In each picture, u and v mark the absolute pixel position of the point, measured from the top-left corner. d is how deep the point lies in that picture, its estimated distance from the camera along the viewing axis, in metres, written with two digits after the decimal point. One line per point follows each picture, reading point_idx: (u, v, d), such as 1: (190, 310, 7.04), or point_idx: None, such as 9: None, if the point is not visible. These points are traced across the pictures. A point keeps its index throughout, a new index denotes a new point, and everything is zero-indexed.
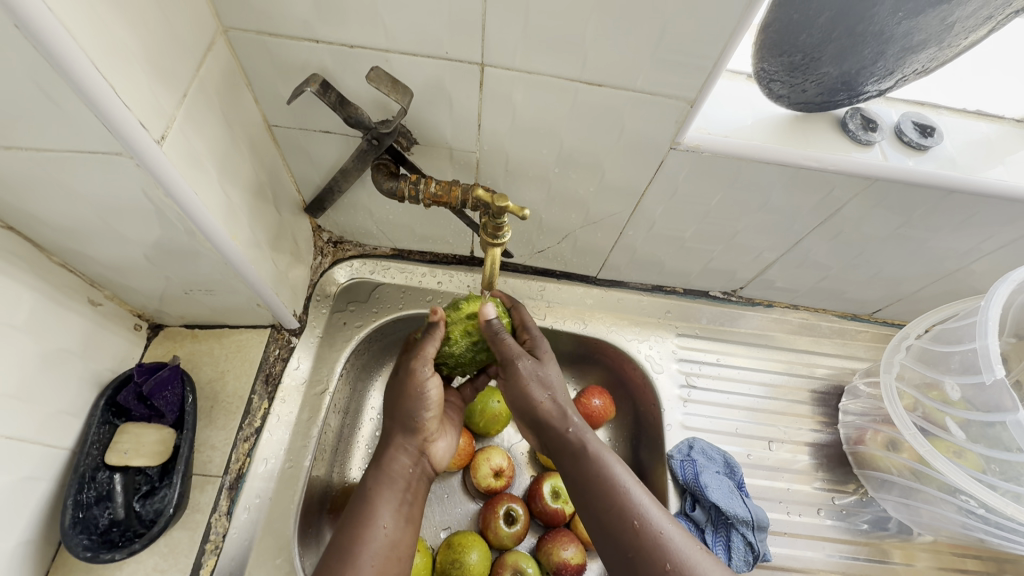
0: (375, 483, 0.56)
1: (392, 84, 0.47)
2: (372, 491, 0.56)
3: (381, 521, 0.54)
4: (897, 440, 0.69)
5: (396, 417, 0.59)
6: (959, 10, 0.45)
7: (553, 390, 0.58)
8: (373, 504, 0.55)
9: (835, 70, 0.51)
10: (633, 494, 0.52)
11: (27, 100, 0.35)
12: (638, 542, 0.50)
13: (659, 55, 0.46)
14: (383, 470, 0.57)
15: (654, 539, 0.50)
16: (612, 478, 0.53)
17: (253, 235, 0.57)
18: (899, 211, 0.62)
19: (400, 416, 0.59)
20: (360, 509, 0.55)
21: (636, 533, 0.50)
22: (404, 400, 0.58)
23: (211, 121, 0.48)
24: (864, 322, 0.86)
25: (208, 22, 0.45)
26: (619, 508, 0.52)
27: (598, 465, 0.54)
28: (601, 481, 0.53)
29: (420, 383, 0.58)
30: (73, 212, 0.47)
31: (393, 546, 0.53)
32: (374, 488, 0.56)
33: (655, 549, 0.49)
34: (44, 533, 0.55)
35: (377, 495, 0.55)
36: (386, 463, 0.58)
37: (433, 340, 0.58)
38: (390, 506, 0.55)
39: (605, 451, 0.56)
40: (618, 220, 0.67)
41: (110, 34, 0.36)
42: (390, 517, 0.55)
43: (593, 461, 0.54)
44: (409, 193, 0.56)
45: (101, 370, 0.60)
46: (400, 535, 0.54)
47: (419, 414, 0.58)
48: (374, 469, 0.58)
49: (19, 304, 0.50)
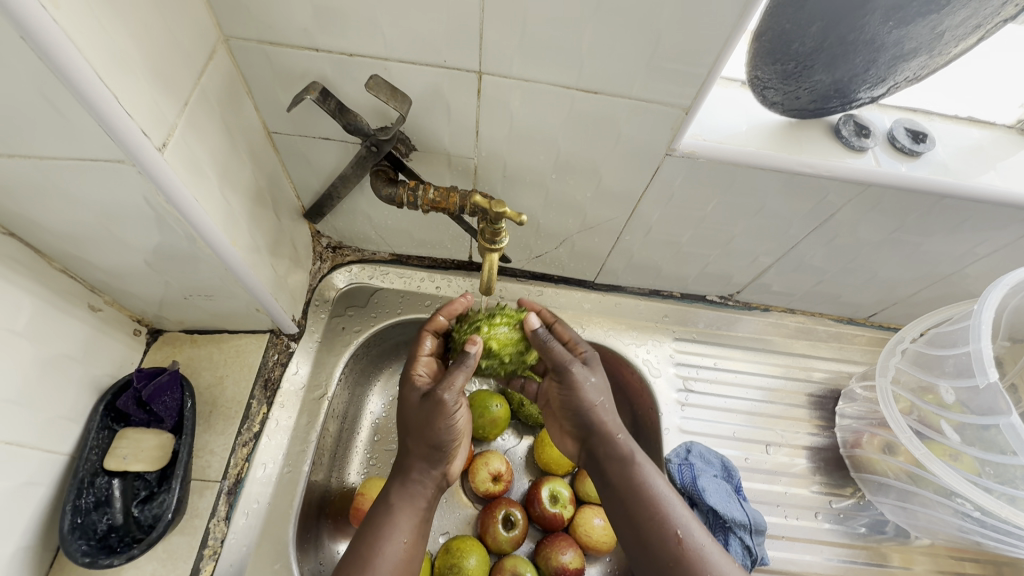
0: (398, 498, 0.56)
1: (391, 92, 0.47)
2: (395, 506, 0.56)
3: (402, 536, 0.54)
4: (893, 444, 0.70)
5: (420, 442, 0.58)
6: (949, 19, 0.45)
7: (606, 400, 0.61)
8: (395, 520, 0.55)
9: (828, 78, 0.52)
10: (674, 508, 0.54)
11: (30, 109, 0.36)
12: (679, 553, 0.51)
13: (654, 64, 0.47)
14: (407, 488, 0.57)
15: (694, 551, 0.51)
16: (653, 489, 0.55)
17: (253, 240, 0.58)
18: (893, 216, 0.62)
19: (425, 440, 0.57)
20: (380, 522, 0.54)
21: (676, 544, 0.51)
22: (434, 427, 0.57)
23: (212, 129, 0.48)
24: (859, 325, 0.86)
25: (210, 32, 0.46)
26: (661, 518, 0.53)
27: (642, 474, 0.56)
28: (642, 492, 0.55)
29: (449, 412, 0.57)
30: (75, 218, 0.47)
31: (411, 561, 0.54)
32: (398, 503, 0.56)
33: (693, 558, 0.50)
34: (43, 538, 0.55)
35: (399, 513, 0.55)
36: (410, 481, 0.57)
37: (466, 368, 0.57)
38: (411, 522, 0.55)
39: (648, 465, 0.58)
40: (615, 225, 0.68)
41: (114, 46, 0.36)
42: (410, 533, 0.55)
43: (637, 470, 0.56)
44: (408, 198, 0.57)
45: (100, 375, 0.60)
46: (417, 551, 0.55)
47: (444, 436, 0.58)
48: (397, 484, 0.58)
49: (19, 310, 0.50)
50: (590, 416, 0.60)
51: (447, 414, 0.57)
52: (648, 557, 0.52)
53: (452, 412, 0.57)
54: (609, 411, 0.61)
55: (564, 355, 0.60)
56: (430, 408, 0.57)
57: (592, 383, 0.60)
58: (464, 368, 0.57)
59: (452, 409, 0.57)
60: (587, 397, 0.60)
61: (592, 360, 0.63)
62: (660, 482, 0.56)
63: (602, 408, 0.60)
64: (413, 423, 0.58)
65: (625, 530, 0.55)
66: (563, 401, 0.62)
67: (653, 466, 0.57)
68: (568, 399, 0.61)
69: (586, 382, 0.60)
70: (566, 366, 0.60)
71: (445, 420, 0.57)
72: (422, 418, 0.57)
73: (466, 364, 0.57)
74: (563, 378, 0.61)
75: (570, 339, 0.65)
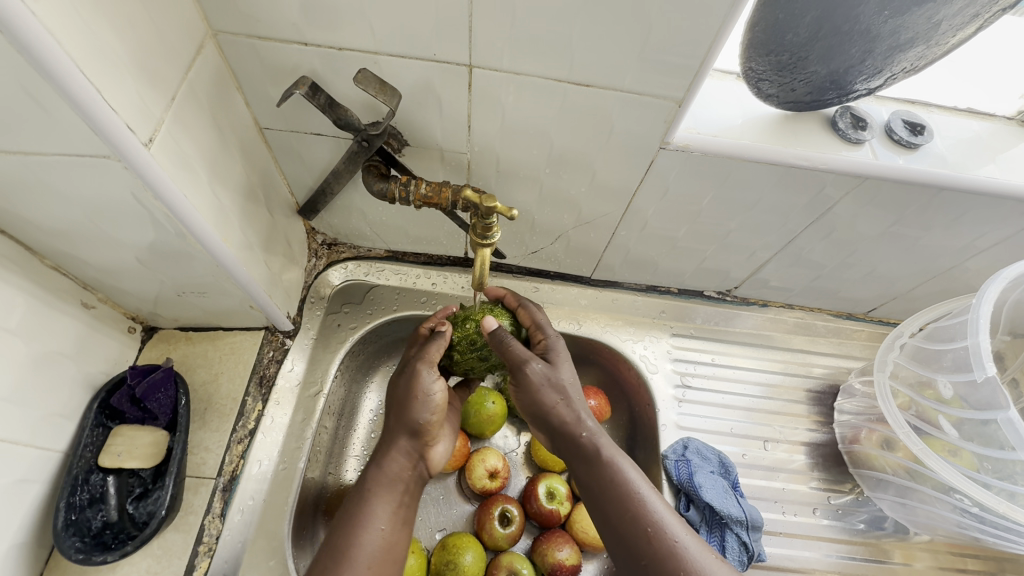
0: (375, 481, 0.56)
1: (380, 86, 0.47)
2: (370, 492, 0.55)
3: (378, 523, 0.53)
4: (892, 440, 0.69)
5: (401, 420, 0.59)
6: (945, 8, 0.45)
7: (572, 397, 0.57)
8: (370, 506, 0.54)
9: (823, 69, 0.51)
10: (649, 503, 0.51)
11: (15, 105, 0.36)
12: (654, 552, 0.49)
13: (646, 56, 0.46)
14: (384, 473, 0.57)
15: (669, 547, 0.49)
16: (626, 485, 0.53)
17: (245, 236, 0.58)
18: (890, 209, 0.62)
19: (405, 418, 0.59)
20: (355, 506, 0.55)
21: (651, 541, 0.49)
22: (412, 403, 0.58)
23: (201, 124, 0.48)
24: (859, 321, 0.86)
25: (197, 26, 0.46)
26: (634, 515, 0.51)
27: (613, 469, 0.54)
28: (613, 487, 0.53)
29: (426, 387, 0.58)
30: (65, 216, 0.47)
31: (389, 547, 0.53)
32: (372, 488, 0.56)
33: (671, 557, 0.48)
34: (37, 536, 0.55)
35: (374, 494, 0.55)
36: (388, 462, 0.58)
37: (440, 341, 0.60)
38: (388, 507, 0.55)
39: (619, 456, 0.55)
40: (610, 220, 0.68)
41: (96, 40, 0.36)
42: (387, 519, 0.54)
43: (607, 466, 0.54)
44: (400, 194, 0.56)
45: (95, 373, 0.60)
46: (397, 538, 0.54)
47: (421, 416, 0.59)
48: (374, 468, 0.57)
49: (11, 308, 0.51)
50: (551, 415, 0.57)
51: (423, 388, 0.58)
52: (626, 558, 0.50)
53: (428, 387, 0.58)
54: (574, 407, 0.57)
55: (523, 354, 0.57)
56: (407, 384, 0.59)
57: (552, 378, 0.57)
58: (438, 340, 0.60)
59: (427, 383, 0.58)
60: (547, 394, 0.57)
61: (555, 354, 0.60)
62: (634, 475, 0.54)
63: (565, 405, 0.57)
64: (396, 400, 0.60)
65: (601, 529, 0.53)
66: (521, 403, 0.59)
67: (625, 458, 0.55)
68: (531, 402, 0.58)
69: (544, 382, 0.57)
70: (522, 367, 0.56)
71: (422, 394, 0.58)
72: (404, 395, 0.59)
73: (439, 338, 0.60)
74: (519, 379, 0.57)
75: (534, 323, 0.63)
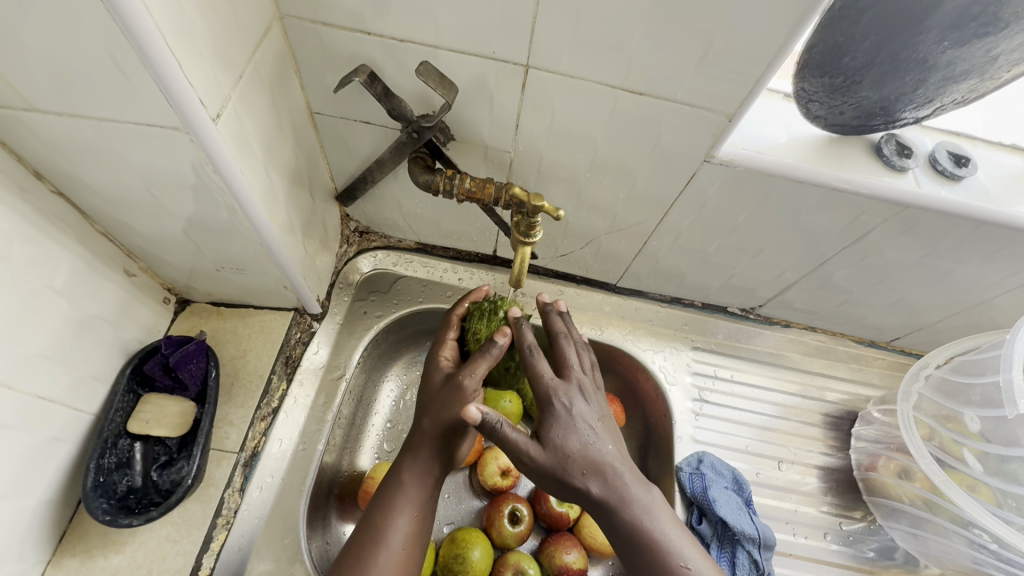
0: (406, 474, 0.56)
1: (440, 80, 0.48)
2: (404, 481, 0.56)
3: (410, 512, 0.55)
4: (909, 469, 0.68)
5: (434, 419, 0.57)
6: (1004, 42, 0.46)
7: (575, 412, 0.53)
8: (401, 496, 0.55)
9: (874, 94, 0.52)
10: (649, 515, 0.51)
11: (99, 70, 0.37)
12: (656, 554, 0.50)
13: (703, 69, 0.47)
14: (416, 462, 0.57)
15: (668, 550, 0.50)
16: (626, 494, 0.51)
17: (289, 218, 0.59)
18: (924, 241, 0.62)
19: (440, 420, 0.57)
20: (390, 495, 0.55)
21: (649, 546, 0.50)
22: (449, 410, 0.57)
23: (261, 104, 0.49)
24: (880, 348, 0.86)
25: (268, 9, 0.47)
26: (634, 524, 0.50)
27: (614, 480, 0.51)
28: (615, 498, 0.51)
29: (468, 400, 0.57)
30: (122, 183, 0.49)
31: (418, 533, 0.55)
32: (407, 476, 0.56)
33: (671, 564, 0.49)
34: (63, 494, 0.56)
35: (406, 486, 0.56)
36: (420, 457, 0.57)
37: (489, 356, 0.58)
38: (419, 496, 0.56)
39: (622, 467, 0.52)
40: (642, 229, 0.68)
41: (184, 17, 0.37)
42: (417, 506, 0.55)
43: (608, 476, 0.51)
44: (444, 186, 0.57)
45: (129, 339, 0.61)
46: (423, 526, 0.56)
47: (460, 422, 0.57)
48: (407, 460, 0.57)
49: (58, 269, 0.52)
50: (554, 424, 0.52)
51: (463, 400, 0.57)
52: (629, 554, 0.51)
53: (470, 397, 0.57)
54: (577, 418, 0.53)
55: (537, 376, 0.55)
56: (450, 391, 0.57)
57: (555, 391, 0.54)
58: (488, 356, 0.58)
59: (471, 395, 0.57)
60: (556, 404, 0.53)
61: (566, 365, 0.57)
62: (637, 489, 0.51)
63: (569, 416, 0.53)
64: (432, 402, 0.58)
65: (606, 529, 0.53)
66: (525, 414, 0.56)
67: (629, 471, 0.52)
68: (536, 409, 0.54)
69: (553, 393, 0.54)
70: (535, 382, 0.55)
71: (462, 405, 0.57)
72: (441, 399, 0.58)
73: (490, 353, 0.58)
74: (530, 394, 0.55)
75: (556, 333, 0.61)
